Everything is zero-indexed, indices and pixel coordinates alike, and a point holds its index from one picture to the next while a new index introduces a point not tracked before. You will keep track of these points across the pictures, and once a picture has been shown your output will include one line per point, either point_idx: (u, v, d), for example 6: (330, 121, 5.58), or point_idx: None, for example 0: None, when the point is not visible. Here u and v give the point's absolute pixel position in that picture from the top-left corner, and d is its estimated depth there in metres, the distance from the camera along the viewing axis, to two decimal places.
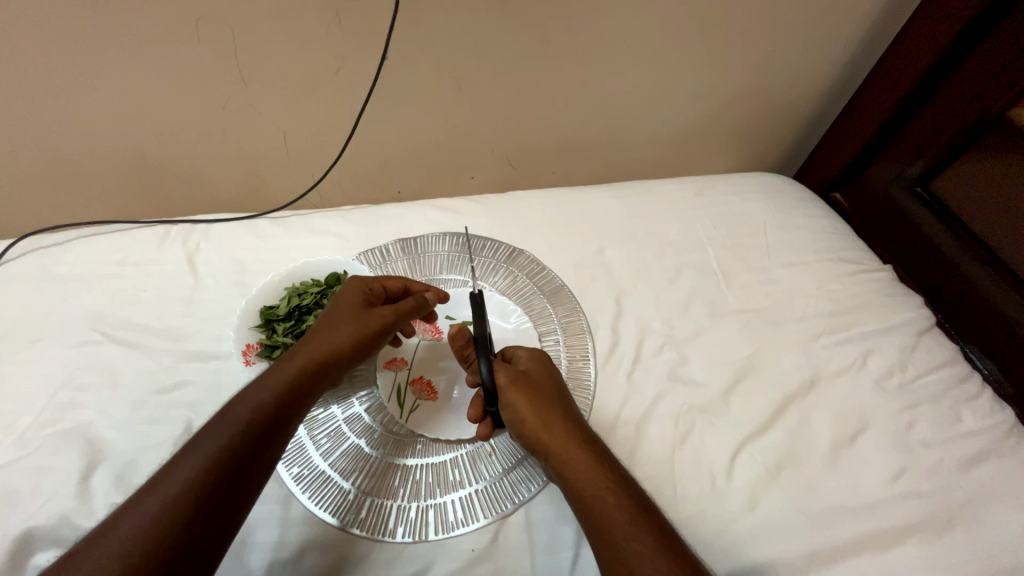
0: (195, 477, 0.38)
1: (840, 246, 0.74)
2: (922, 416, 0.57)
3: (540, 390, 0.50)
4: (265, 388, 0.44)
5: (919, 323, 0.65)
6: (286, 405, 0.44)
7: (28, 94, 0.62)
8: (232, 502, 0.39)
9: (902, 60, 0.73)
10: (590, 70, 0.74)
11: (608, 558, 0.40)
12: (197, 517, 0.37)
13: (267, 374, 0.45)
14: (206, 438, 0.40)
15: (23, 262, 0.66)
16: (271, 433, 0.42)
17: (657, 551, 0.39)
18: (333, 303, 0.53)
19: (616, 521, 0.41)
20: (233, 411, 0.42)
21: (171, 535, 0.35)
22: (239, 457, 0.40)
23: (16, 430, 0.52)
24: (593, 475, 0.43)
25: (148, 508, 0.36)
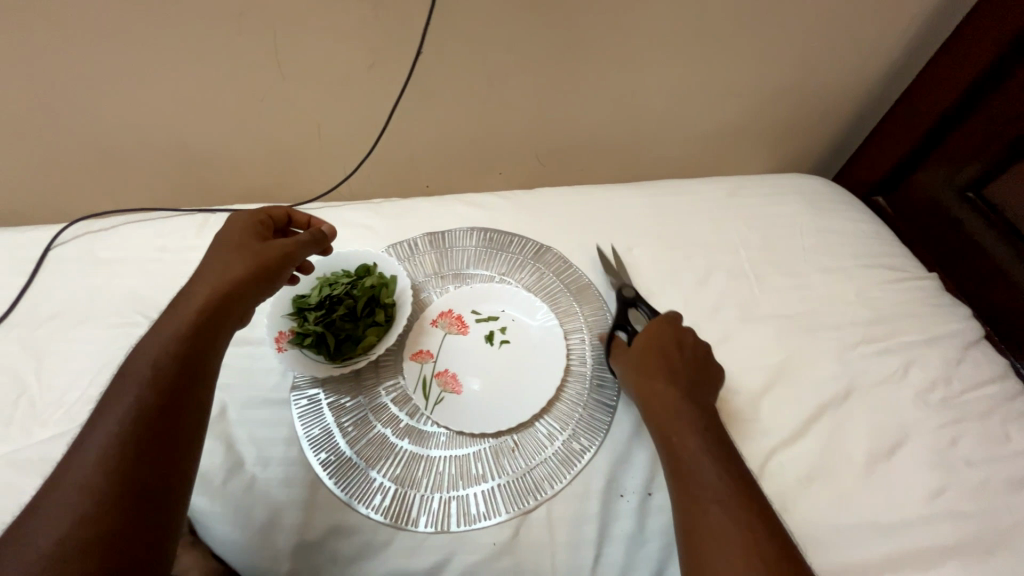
0: (117, 435, 0.38)
1: (881, 252, 0.71)
2: (967, 433, 0.54)
3: (639, 345, 0.55)
4: (160, 339, 0.44)
5: (966, 335, 0.62)
6: (189, 349, 0.44)
7: (80, 85, 0.65)
8: (163, 446, 0.39)
9: (958, 58, 0.69)
10: (624, 66, 0.72)
11: (679, 489, 0.44)
12: (128, 466, 0.37)
13: (159, 328, 0.45)
14: (112, 405, 0.40)
15: (72, 246, 0.69)
16: (181, 376, 0.43)
17: (728, 486, 0.43)
18: (211, 250, 0.53)
19: (689, 457, 0.45)
20: (135, 371, 0.42)
21: (112, 489, 0.36)
22: (155, 407, 0.40)
23: (64, 404, 0.55)
24: (672, 418, 0.48)
25: (78, 475, 0.37)
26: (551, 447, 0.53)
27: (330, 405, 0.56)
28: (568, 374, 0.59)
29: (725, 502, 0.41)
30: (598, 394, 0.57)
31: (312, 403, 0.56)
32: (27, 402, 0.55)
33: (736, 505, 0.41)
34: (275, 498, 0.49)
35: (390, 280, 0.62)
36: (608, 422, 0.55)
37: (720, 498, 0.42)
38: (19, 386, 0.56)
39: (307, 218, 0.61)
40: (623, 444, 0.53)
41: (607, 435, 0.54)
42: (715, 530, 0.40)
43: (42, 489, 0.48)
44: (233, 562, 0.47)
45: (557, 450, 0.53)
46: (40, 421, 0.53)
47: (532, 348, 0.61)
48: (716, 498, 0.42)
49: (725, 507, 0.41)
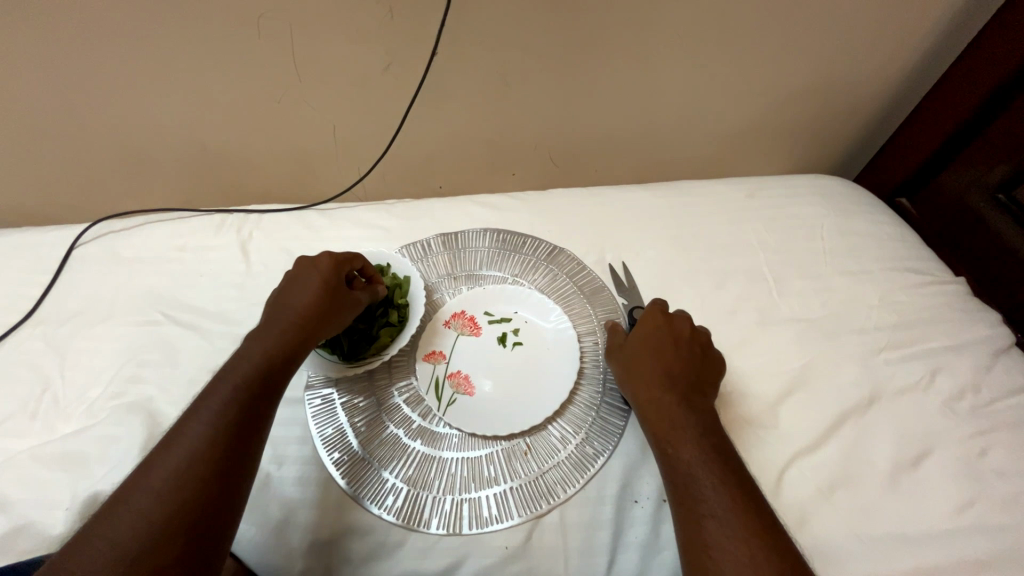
0: (212, 433, 0.41)
1: (905, 256, 0.69)
2: (998, 443, 0.52)
3: (637, 346, 0.54)
4: (255, 351, 0.47)
5: (996, 342, 0.60)
6: (276, 367, 0.47)
7: (105, 87, 0.66)
8: (249, 449, 0.42)
9: (988, 55, 0.67)
10: (641, 66, 0.72)
11: (677, 502, 0.43)
12: (218, 463, 0.40)
13: (251, 343, 0.48)
14: (207, 402, 0.43)
15: (95, 245, 0.70)
16: (271, 387, 0.46)
17: (728, 499, 0.41)
18: (291, 278, 0.55)
19: (687, 469, 0.44)
20: (228, 374, 0.45)
21: (203, 482, 0.38)
22: (248, 411, 0.43)
23: (87, 400, 0.56)
24: (670, 427, 0.47)
25: (172, 465, 0.39)
26: (564, 451, 0.53)
27: (344, 405, 0.56)
28: (581, 377, 0.58)
29: (722, 518, 0.40)
30: (611, 398, 0.56)
31: (325, 402, 0.56)
32: (50, 398, 0.56)
33: (737, 520, 0.40)
34: (288, 496, 0.50)
35: (404, 281, 0.62)
36: (622, 426, 0.54)
37: (719, 511, 0.40)
38: (43, 382, 0.57)
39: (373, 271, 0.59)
40: (637, 449, 0.52)
41: (621, 440, 0.53)
42: (714, 546, 0.39)
43: (64, 483, 0.49)
44: (246, 560, 0.48)
45: (570, 454, 0.53)
46: (64, 416, 0.55)
47: (545, 350, 0.60)
48: (714, 513, 0.40)
49: (724, 522, 0.40)
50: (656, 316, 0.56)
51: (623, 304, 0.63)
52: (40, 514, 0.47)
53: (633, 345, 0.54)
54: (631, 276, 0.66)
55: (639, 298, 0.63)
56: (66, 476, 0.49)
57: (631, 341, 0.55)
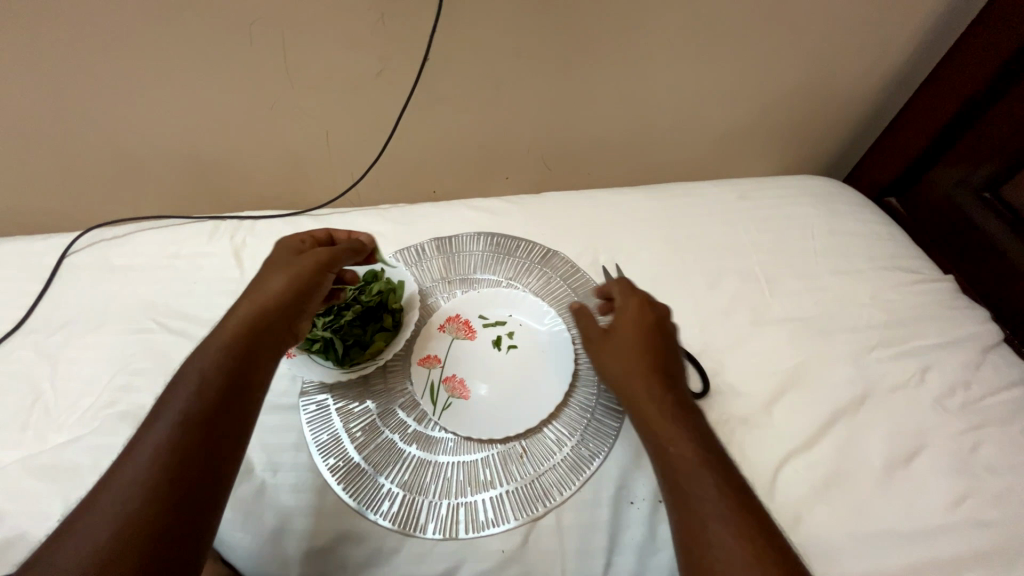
0: (175, 435, 0.38)
1: (894, 254, 0.69)
2: (988, 439, 0.52)
3: (619, 340, 0.52)
4: (220, 344, 0.44)
5: (985, 338, 0.61)
6: (245, 356, 0.44)
7: (96, 95, 0.66)
8: (217, 449, 0.39)
9: (972, 57, 0.68)
10: (631, 69, 0.72)
11: (674, 505, 0.41)
12: (181, 466, 0.37)
13: (216, 335, 0.45)
14: (170, 404, 0.40)
15: (87, 253, 0.70)
16: (238, 383, 0.43)
17: (725, 496, 0.40)
18: (266, 266, 0.53)
19: (680, 470, 0.42)
20: (192, 372, 0.42)
21: (166, 487, 0.36)
22: (213, 410, 0.41)
23: (79, 410, 0.55)
24: (659, 426, 0.45)
25: (134, 470, 0.36)
26: (560, 453, 0.53)
27: (339, 410, 0.56)
28: (576, 379, 0.58)
29: (726, 519, 0.39)
30: (606, 400, 0.56)
31: (320, 408, 0.56)
32: (42, 408, 0.55)
33: (735, 520, 0.39)
34: (284, 503, 0.49)
35: (398, 285, 0.63)
36: (617, 428, 0.54)
37: (717, 512, 0.39)
38: (34, 392, 0.57)
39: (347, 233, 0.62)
40: (632, 450, 0.52)
41: (616, 442, 0.53)
42: (715, 548, 0.38)
43: (56, 494, 0.48)
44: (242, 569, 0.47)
45: (566, 456, 0.53)
46: (56, 426, 0.54)
47: (539, 353, 0.60)
48: (716, 514, 0.39)
49: (722, 522, 0.39)
50: (637, 308, 0.54)
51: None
52: (31, 525, 0.47)
53: (616, 339, 0.52)
54: (625, 278, 0.66)
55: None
56: (58, 486, 0.49)
57: (614, 335, 0.53)
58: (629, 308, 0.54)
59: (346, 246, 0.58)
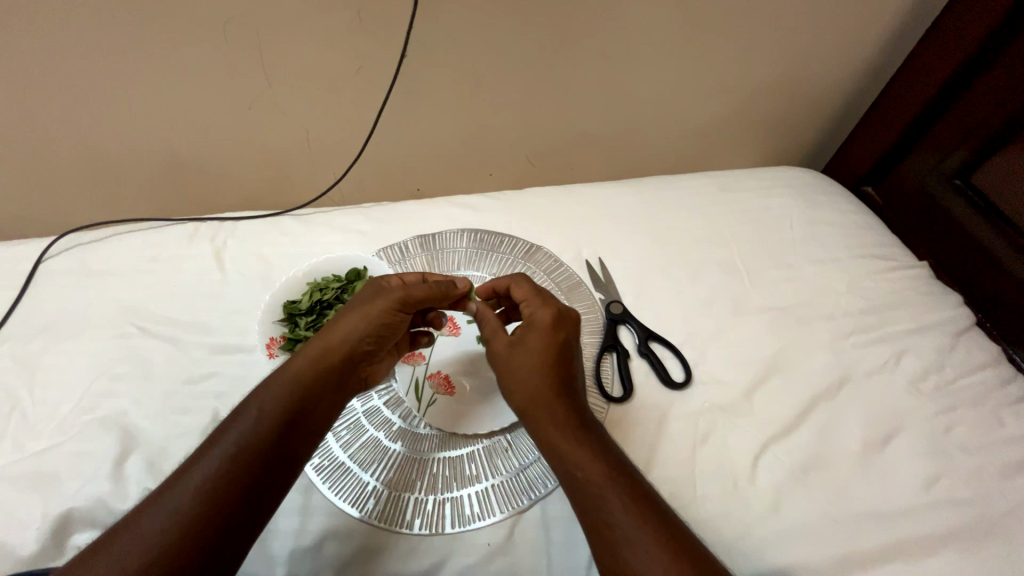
0: (230, 465, 0.38)
1: (871, 242, 0.71)
2: (960, 419, 0.54)
3: (525, 351, 0.48)
4: (287, 374, 0.43)
5: (958, 322, 0.62)
6: (306, 401, 0.43)
7: (67, 97, 0.65)
8: (268, 486, 0.39)
9: (942, 47, 0.69)
10: (611, 63, 0.72)
11: (589, 528, 0.39)
12: (232, 499, 0.37)
13: (290, 362, 0.44)
14: (232, 428, 0.40)
15: (63, 258, 0.69)
16: (299, 419, 0.42)
17: (632, 516, 0.38)
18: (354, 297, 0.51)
19: (592, 493, 0.40)
20: (258, 398, 0.42)
21: (214, 518, 0.36)
22: (271, 445, 0.40)
23: (58, 416, 0.55)
24: (568, 447, 0.43)
25: (185, 492, 0.37)
26: None
27: None
28: None
29: (636, 540, 0.37)
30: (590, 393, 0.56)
31: None
32: (20, 416, 0.55)
33: (650, 539, 0.37)
34: None
35: None
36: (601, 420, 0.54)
37: (633, 533, 0.37)
38: (12, 400, 0.56)
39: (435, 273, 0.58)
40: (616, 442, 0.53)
41: None
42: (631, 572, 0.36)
43: (35, 502, 0.48)
44: None
45: None
46: (33, 434, 0.53)
47: None
48: (626, 536, 0.37)
49: (637, 544, 0.37)
50: (549, 316, 0.51)
51: (601, 299, 0.64)
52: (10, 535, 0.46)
53: (522, 350, 0.49)
54: (607, 272, 0.67)
55: (616, 293, 0.65)
56: (38, 494, 0.48)
57: (519, 346, 0.49)
58: (542, 316, 0.51)
59: (435, 284, 0.53)
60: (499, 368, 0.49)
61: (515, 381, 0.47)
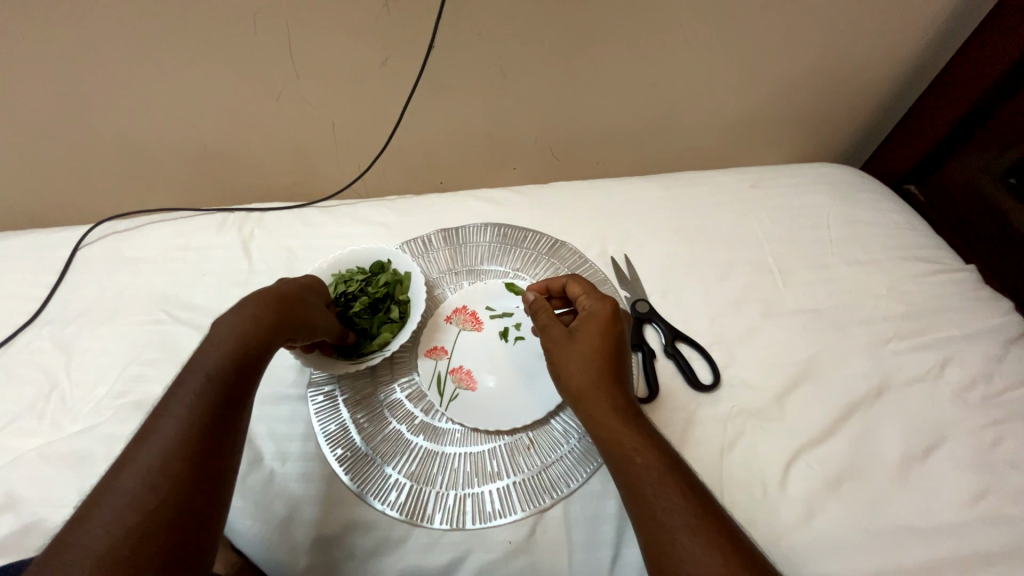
0: (187, 428, 0.37)
1: (914, 244, 0.67)
2: (1010, 433, 0.51)
3: (585, 342, 0.49)
4: (231, 331, 0.41)
5: (1008, 330, 0.59)
6: (255, 353, 0.41)
7: (104, 88, 0.66)
8: (222, 444, 0.38)
9: (999, 37, 0.65)
10: (641, 56, 0.70)
11: (640, 517, 0.40)
12: (203, 456, 0.36)
13: (223, 322, 0.41)
14: (180, 393, 0.38)
15: (99, 246, 0.71)
16: (246, 372, 0.40)
17: (689, 506, 0.38)
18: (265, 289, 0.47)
19: (647, 481, 0.40)
20: (201, 359, 0.39)
21: (184, 479, 0.35)
22: (223, 401, 0.39)
23: (92, 400, 0.56)
24: (624, 435, 0.43)
25: (148, 462, 0.35)
26: (567, 445, 0.53)
27: (346, 401, 0.56)
28: None
29: (695, 529, 0.37)
30: None
31: (328, 399, 0.56)
32: (58, 397, 0.56)
33: (704, 531, 0.37)
34: (292, 492, 0.50)
35: (404, 277, 0.62)
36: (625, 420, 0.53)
37: (692, 523, 0.37)
38: (50, 381, 0.58)
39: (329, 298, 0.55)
40: None
41: None
42: (687, 562, 0.36)
43: (70, 481, 0.49)
44: (253, 557, 0.48)
45: (573, 448, 0.52)
46: (70, 415, 0.55)
47: None
48: (683, 524, 0.37)
49: (691, 534, 0.37)
50: (606, 310, 0.50)
51: (626, 297, 0.63)
52: (47, 513, 0.48)
53: (581, 341, 0.49)
54: (633, 269, 0.65)
55: (642, 291, 0.63)
56: (75, 473, 0.50)
57: (579, 339, 0.49)
58: (598, 309, 0.51)
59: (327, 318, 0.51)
60: (557, 357, 0.50)
61: (574, 370, 0.48)
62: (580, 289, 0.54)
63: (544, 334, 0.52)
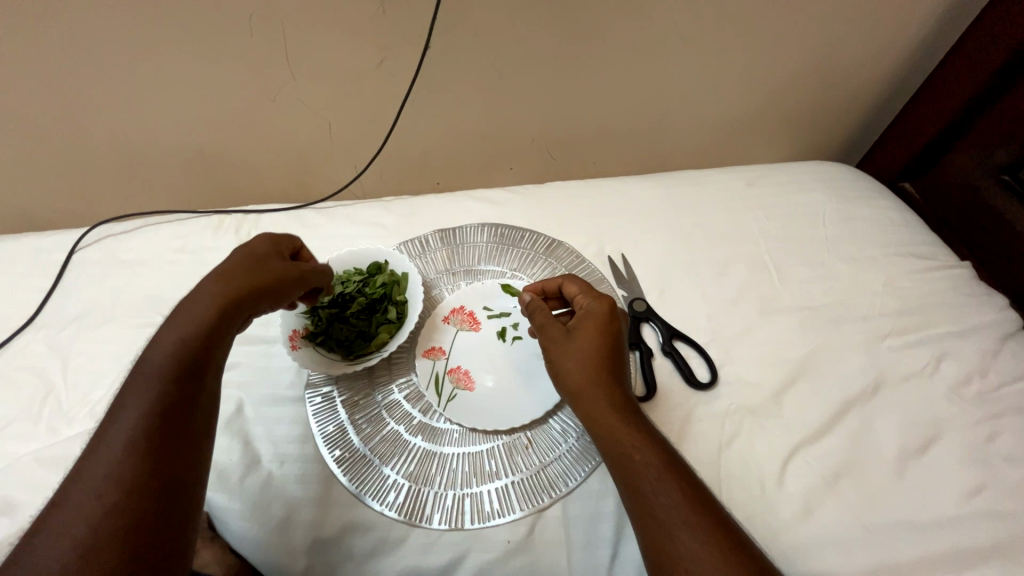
0: (139, 431, 0.36)
1: (909, 241, 0.68)
2: (1006, 428, 0.51)
3: (583, 340, 0.49)
4: (171, 331, 0.41)
5: (1004, 326, 0.59)
6: (204, 344, 0.41)
7: (99, 90, 0.66)
8: (176, 445, 0.37)
9: (991, 35, 0.65)
10: (636, 56, 0.71)
11: (641, 515, 0.39)
12: (156, 457, 0.36)
13: (168, 320, 0.42)
14: (126, 399, 0.38)
15: (95, 249, 0.71)
16: (195, 369, 0.40)
17: (688, 503, 0.39)
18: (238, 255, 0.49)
19: (646, 478, 0.40)
20: (144, 365, 0.39)
21: (135, 482, 0.35)
22: (170, 402, 0.38)
23: (90, 403, 0.56)
24: (623, 432, 0.43)
25: (100, 470, 0.35)
26: (565, 444, 0.53)
27: (344, 402, 0.56)
28: None
29: (694, 526, 0.37)
30: None
31: (326, 400, 0.56)
32: (54, 401, 0.56)
33: (704, 527, 0.37)
34: (291, 494, 0.50)
35: (402, 278, 0.62)
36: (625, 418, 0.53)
37: (689, 520, 0.38)
38: (46, 385, 0.58)
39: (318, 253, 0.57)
40: None
41: None
42: (687, 559, 0.36)
43: None
44: (251, 559, 0.48)
45: (571, 447, 0.52)
46: (67, 418, 0.55)
47: None
48: (683, 521, 0.38)
49: (690, 531, 0.37)
50: (604, 308, 0.50)
51: (623, 296, 0.63)
52: None
53: (578, 339, 0.49)
54: (630, 268, 0.65)
55: (639, 290, 0.63)
56: None
57: (574, 337, 0.49)
58: (596, 307, 0.51)
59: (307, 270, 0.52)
60: (555, 355, 0.50)
61: (571, 368, 0.48)
62: (578, 288, 0.55)
63: (542, 333, 0.52)
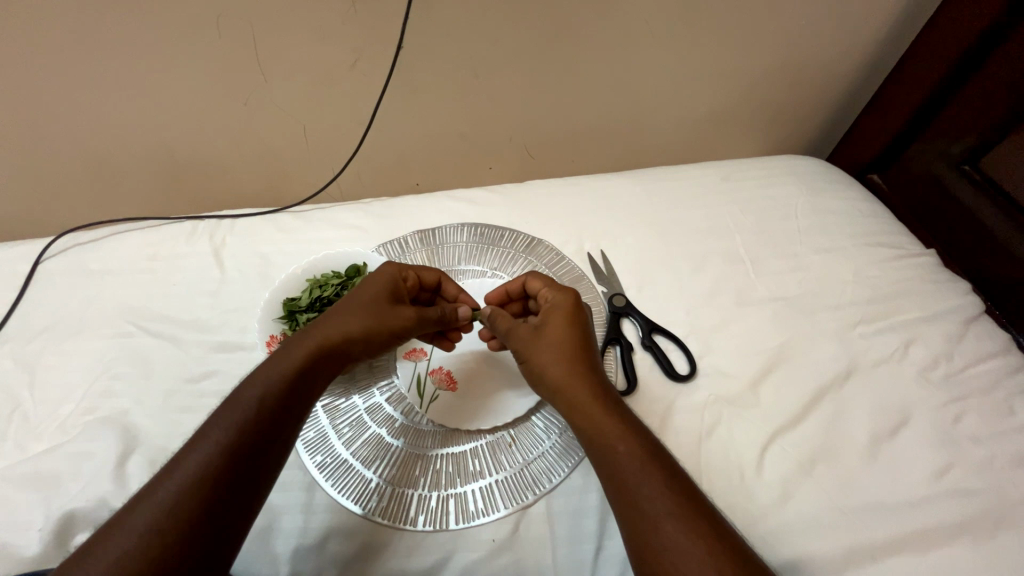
0: (208, 463, 0.38)
1: (878, 230, 0.70)
2: (971, 408, 0.53)
3: (553, 335, 0.50)
4: (274, 370, 0.44)
5: (966, 311, 0.61)
6: (294, 387, 0.44)
7: (60, 96, 0.64)
8: (241, 481, 0.39)
9: (947, 31, 0.68)
10: (610, 54, 0.71)
11: (628, 506, 0.40)
12: (216, 492, 0.37)
13: (279, 353, 0.45)
14: (210, 429, 0.40)
15: (63, 258, 0.68)
16: (282, 415, 0.42)
17: (671, 495, 0.39)
18: (353, 294, 0.52)
19: (630, 470, 0.41)
20: (238, 399, 0.42)
21: (191, 516, 0.36)
22: (253, 442, 0.40)
23: (59, 417, 0.54)
24: (608, 423, 0.43)
25: (164, 494, 0.36)
26: (548, 441, 0.53)
27: (326, 408, 0.56)
28: None
29: (679, 515, 0.38)
30: None
31: None
32: (21, 417, 0.54)
33: (689, 517, 0.38)
34: (272, 501, 0.49)
35: None
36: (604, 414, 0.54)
37: (672, 510, 0.38)
38: (10, 401, 0.56)
39: (456, 291, 0.60)
40: None
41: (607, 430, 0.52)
42: (673, 549, 0.36)
43: (35, 502, 0.47)
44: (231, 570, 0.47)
45: (555, 443, 0.53)
46: (35, 435, 0.53)
47: None
48: (669, 510, 0.38)
49: (678, 522, 0.37)
50: (568, 300, 0.53)
51: (603, 291, 0.63)
52: (9, 537, 0.46)
53: (550, 336, 0.50)
54: (610, 264, 0.66)
55: (619, 285, 0.64)
56: (38, 495, 0.48)
57: (546, 332, 0.50)
58: (560, 302, 0.53)
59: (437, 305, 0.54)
60: (527, 357, 0.50)
61: (547, 365, 0.48)
62: (544, 285, 0.56)
63: (510, 336, 0.52)
